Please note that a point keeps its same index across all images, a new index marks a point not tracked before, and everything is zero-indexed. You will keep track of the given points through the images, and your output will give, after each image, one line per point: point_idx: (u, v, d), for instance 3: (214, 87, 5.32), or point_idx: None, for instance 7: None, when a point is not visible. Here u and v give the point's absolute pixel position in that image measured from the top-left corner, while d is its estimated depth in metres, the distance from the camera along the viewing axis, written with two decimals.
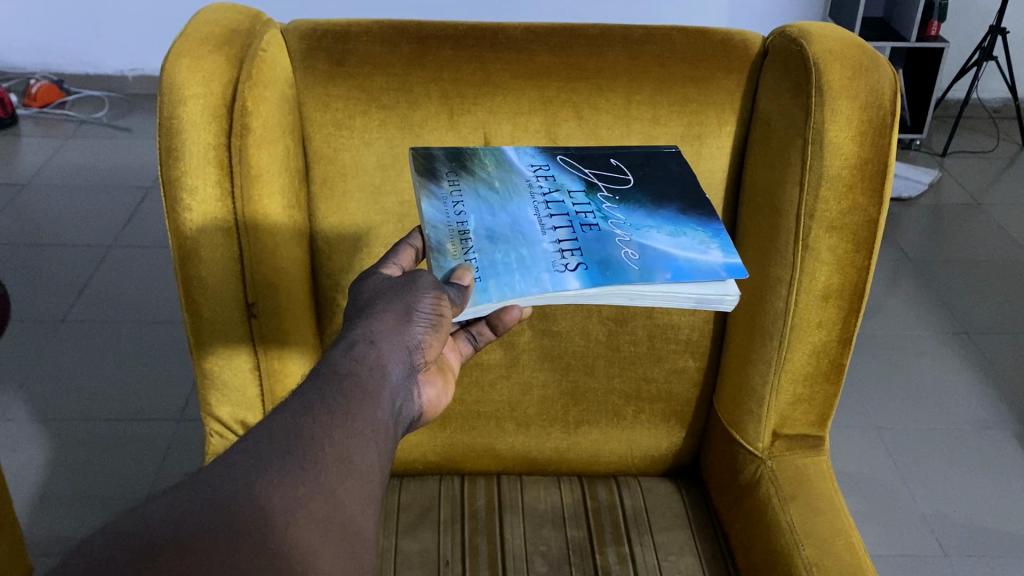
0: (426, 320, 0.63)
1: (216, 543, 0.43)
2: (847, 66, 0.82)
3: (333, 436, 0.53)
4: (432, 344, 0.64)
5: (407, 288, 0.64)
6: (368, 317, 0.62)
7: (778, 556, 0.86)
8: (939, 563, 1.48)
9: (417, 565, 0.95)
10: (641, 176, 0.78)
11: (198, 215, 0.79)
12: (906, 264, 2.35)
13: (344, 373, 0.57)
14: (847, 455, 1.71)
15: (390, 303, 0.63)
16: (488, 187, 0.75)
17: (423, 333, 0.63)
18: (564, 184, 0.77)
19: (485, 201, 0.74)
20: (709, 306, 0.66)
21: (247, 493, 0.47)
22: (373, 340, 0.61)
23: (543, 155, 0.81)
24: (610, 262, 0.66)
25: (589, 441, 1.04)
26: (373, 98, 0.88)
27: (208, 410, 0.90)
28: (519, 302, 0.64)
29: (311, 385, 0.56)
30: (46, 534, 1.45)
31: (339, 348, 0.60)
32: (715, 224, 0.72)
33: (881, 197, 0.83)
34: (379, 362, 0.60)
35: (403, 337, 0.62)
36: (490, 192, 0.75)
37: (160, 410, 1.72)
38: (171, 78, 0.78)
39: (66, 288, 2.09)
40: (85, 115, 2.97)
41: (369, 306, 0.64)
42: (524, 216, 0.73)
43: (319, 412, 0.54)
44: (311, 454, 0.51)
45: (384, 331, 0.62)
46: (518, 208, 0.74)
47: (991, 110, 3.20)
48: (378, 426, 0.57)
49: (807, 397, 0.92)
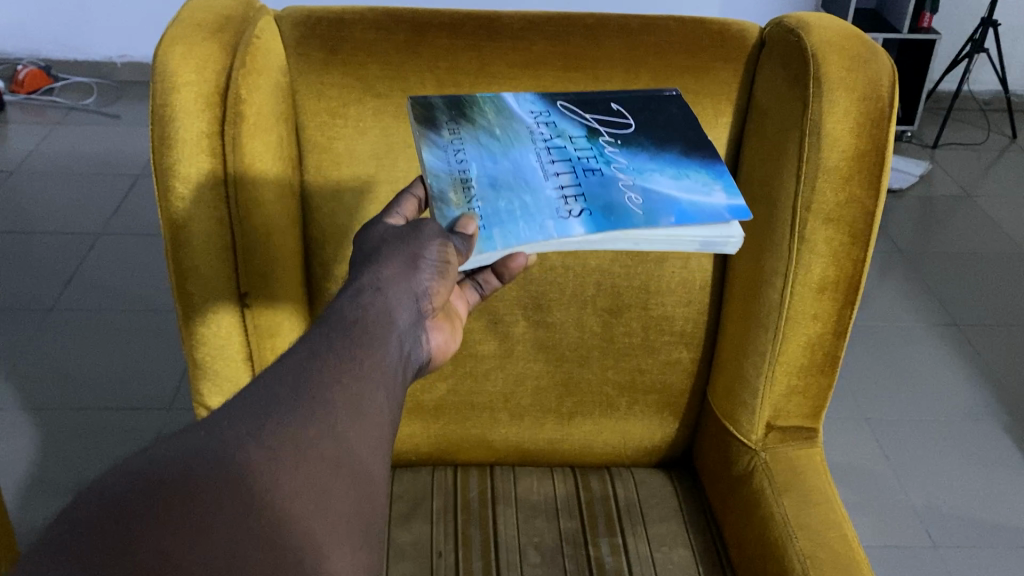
0: (432, 268, 0.63)
1: (226, 478, 0.44)
2: (845, 58, 0.82)
3: (342, 380, 0.53)
4: (438, 293, 0.64)
5: (413, 236, 0.64)
6: (374, 265, 0.62)
7: (770, 547, 0.86)
8: (927, 554, 1.49)
9: (410, 556, 0.94)
10: (644, 121, 0.76)
11: (190, 204, 0.78)
12: (896, 256, 2.36)
13: (351, 320, 0.57)
14: (841, 447, 1.71)
15: (395, 252, 0.63)
16: (489, 135, 0.74)
17: (430, 282, 0.63)
18: (566, 130, 0.76)
19: (490, 148, 0.73)
20: (715, 246, 0.66)
21: (258, 429, 0.47)
22: (379, 288, 0.61)
23: (543, 101, 0.79)
24: (612, 206, 0.66)
25: (583, 431, 1.04)
26: (368, 87, 0.87)
27: (200, 400, 0.89)
28: (525, 248, 0.64)
29: (318, 331, 0.56)
30: (36, 523, 1.44)
31: (345, 295, 0.60)
32: (716, 166, 0.71)
33: (876, 187, 0.82)
34: (384, 308, 0.60)
35: (409, 285, 0.62)
36: (493, 141, 0.74)
37: (149, 399, 1.71)
38: (163, 65, 0.77)
39: (54, 276, 2.07)
40: (74, 101, 2.94)
41: (374, 255, 0.63)
42: (526, 162, 0.72)
43: (328, 355, 0.54)
44: (321, 396, 0.51)
45: (390, 279, 0.61)
46: (521, 153, 0.73)
47: (982, 103, 3.21)
48: (385, 371, 0.57)
49: (802, 389, 0.92)
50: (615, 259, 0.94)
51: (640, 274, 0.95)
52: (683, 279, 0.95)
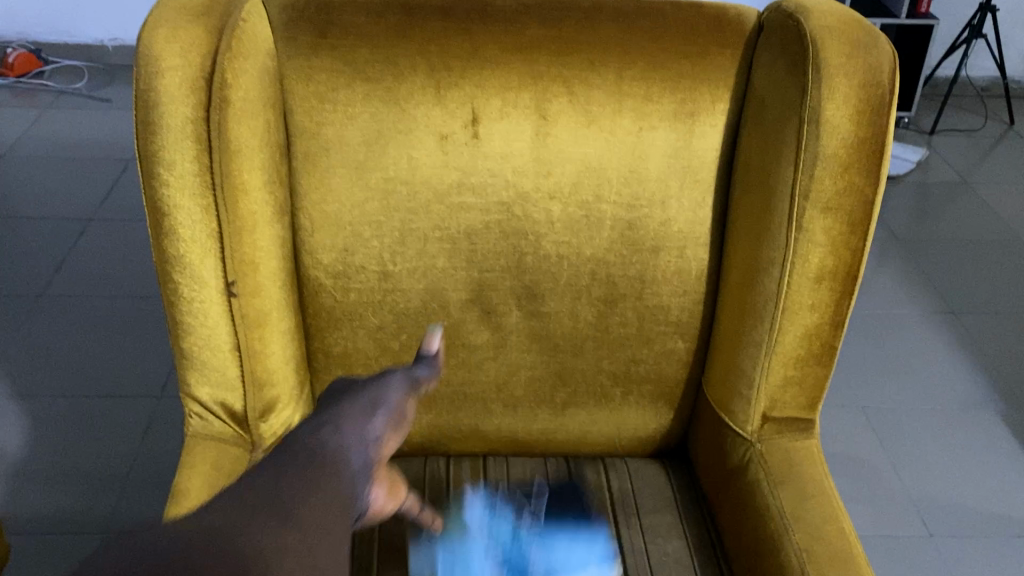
0: (387, 418, 0.65)
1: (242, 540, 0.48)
2: (845, 43, 0.81)
3: (312, 487, 0.54)
4: (388, 444, 0.65)
5: (373, 390, 0.68)
6: (333, 409, 0.63)
7: (766, 540, 0.86)
8: (923, 543, 1.49)
9: (401, 548, 0.93)
10: None
11: (176, 192, 0.76)
12: (893, 243, 2.34)
13: (313, 450, 0.57)
14: (838, 435, 1.71)
15: (357, 399, 0.65)
16: (448, 533, 0.93)
17: (385, 426, 0.65)
18: (502, 521, 0.95)
19: (445, 547, 0.92)
20: None
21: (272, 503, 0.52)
22: (339, 424, 0.61)
23: (497, 518, 0.95)
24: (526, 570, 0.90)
25: (577, 422, 1.03)
26: (358, 71, 0.85)
27: (187, 390, 0.87)
28: None
29: (280, 459, 0.56)
30: (25, 512, 1.42)
31: (305, 429, 0.60)
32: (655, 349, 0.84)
33: (875, 176, 0.81)
34: (343, 442, 0.60)
35: (368, 427, 0.63)
36: (450, 536, 0.93)
37: (140, 386, 1.70)
38: (147, 48, 0.75)
39: (44, 262, 2.05)
40: (64, 85, 2.91)
41: (335, 403, 0.65)
42: (474, 562, 0.90)
43: (293, 477, 0.54)
44: (315, 483, 0.55)
45: (350, 418, 0.62)
46: (472, 556, 0.91)
47: (980, 89, 3.19)
48: (344, 501, 0.56)
49: (798, 380, 0.91)
50: (610, 247, 0.92)
51: (635, 263, 0.93)
52: (679, 268, 0.94)
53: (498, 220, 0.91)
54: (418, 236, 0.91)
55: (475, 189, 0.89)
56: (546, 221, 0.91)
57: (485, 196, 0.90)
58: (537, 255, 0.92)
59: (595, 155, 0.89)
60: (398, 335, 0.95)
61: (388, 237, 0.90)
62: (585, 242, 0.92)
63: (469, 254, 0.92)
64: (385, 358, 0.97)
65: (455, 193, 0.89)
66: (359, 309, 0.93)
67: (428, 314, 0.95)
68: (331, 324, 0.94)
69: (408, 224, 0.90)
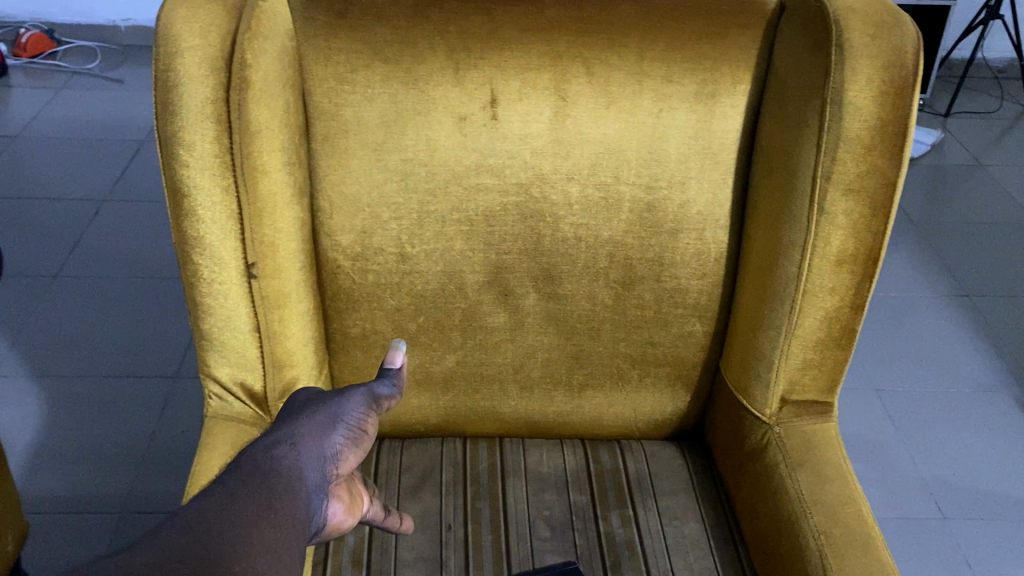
0: (347, 432, 0.70)
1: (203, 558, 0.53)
2: (869, 23, 0.80)
3: (267, 507, 0.59)
4: (347, 457, 0.70)
5: (334, 401, 0.72)
6: (294, 424, 0.68)
7: (784, 523, 0.86)
8: (936, 526, 1.49)
9: (419, 528, 0.94)
10: None
11: (196, 173, 0.76)
12: (907, 226, 2.33)
13: (268, 468, 0.62)
14: (852, 418, 1.70)
15: (316, 412, 0.70)
16: None
17: (344, 441, 0.70)
18: None
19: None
20: None
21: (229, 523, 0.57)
22: (296, 442, 0.66)
23: None
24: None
25: (594, 404, 1.03)
26: (376, 52, 0.84)
27: (207, 371, 0.87)
28: None
29: (233, 479, 0.61)
30: (44, 491, 1.44)
31: (263, 444, 0.65)
32: None
33: (898, 158, 0.80)
34: (299, 460, 0.65)
35: (324, 443, 0.68)
36: None
37: (155, 367, 1.71)
38: (167, 29, 0.75)
39: (59, 243, 2.05)
40: (77, 65, 2.91)
41: (296, 415, 0.70)
42: None
43: (247, 496, 0.59)
44: (267, 502, 0.60)
45: (310, 435, 0.67)
46: None
47: (996, 70, 3.16)
48: (293, 521, 0.61)
49: (817, 363, 0.91)
50: (628, 229, 0.92)
51: (654, 246, 0.93)
52: (698, 251, 0.93)
53: (516, 202, 0.90)
54: (436, 218, 0.90)
55: (493, 170, 0.89)
56: (565, 203, 0.91)
57: (503, 177, 0.89)
58: (555, 237, 0.92)
59: (614, 137, 0.88)
60: (415, 317, 0.95)
61: (406, 219, 0.90)
62: (603, 223, 0.92)
63: (487, 236, 0.92)
64: (402, 340, 0.97)
65: (473, 174, 0.89)
66: (377, 290, 0.93)
67: (445, 296, 0.94)
68: (350, 306, 0.94)
69: (426, 206, 0.90)
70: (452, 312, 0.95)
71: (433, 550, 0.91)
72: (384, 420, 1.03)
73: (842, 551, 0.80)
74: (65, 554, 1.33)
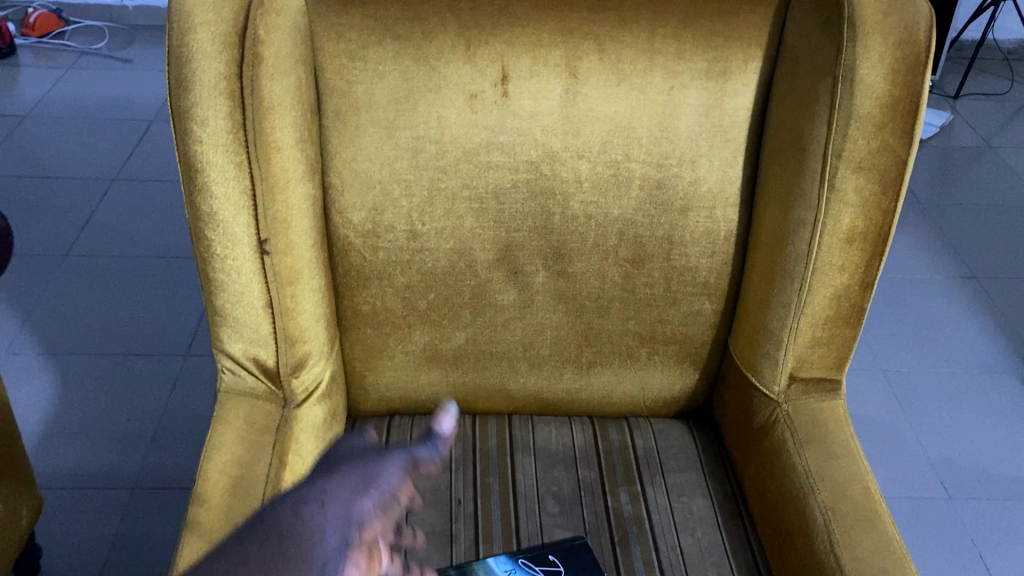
0: (380, 499, 0.51)
1: None
2: (881, 1, 0.79)
3: None
4: (380, 542, 0.49)
5: (380, 457, 0.54)
6: (320, 481, 0.51)
7: (793, 500, 0.86)
8: (942, 505, 1.49)
9: (429, 503, 0.95)
10: None
11: (210, 149, 0.76)
12: (916, 208, 2.32)
13: (276, 540, 0.47)
14: (859, 398, 1.71)
15: (355, 470, 0.53)
16: None
17: (380, 512, 0.50)
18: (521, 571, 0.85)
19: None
20: None
21: None
22: (317, 508, 0.49)
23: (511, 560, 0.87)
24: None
25: (602, 381, 1.03)
26: (388, 29, 0.85)
27: (220, 346, 0.88)
28: None
29: (237, 552, 0.46)
30: (57, 467, 1.45)
31: (281, 512, 0.49)
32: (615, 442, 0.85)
33: (910, 136, 0.80)
34: (319, 529, 0.48)
35: (355, 510, 0.50)
36: None
37: (165, 345, 1.72)
38: (180, 5, 0.75)
39: (69, 221, 2.06)
40: (85, 45, 2.91)
41: (333, 472, 0.53)
42: None
43: None
44: None
45: (332, 498, 0.50)
46: None
47: (1007, 52, 3.14)
48: None
49: (826, 340, 0.91)
50: (638, 207, 0.92)
51: (664, 224, 0.93)
52: (708, 229, 0.94)
53: (526, 179, 0.90)
54: (446, 195, 0.91)
55: (503, 147, 0.89)
56: (575, 180, 0.91)
57: (513, 154, 0.89)
58: (565, 215, 0.92)
59: (625, 114, 0.88)
60: (426, 295, 0.96)
61: (416, 196, 0.90)
62: (613, 201, 0.92)
63: (497, 214, 0.92)
64: (413, 318, 0.97)
65: (484, 152, 0.89)
66: (387, 268, 0.94)
67: (455, 274, 0.95)
68: (361, 283, 0.95)
69: (437, 183, 0.90)
70: (462, 290, 0.96)
71: (443, 524, 0.92)
72: (395, 397, 1.04)
73: (849, 526, 0.81)
74: (79, 528, 1.35)
